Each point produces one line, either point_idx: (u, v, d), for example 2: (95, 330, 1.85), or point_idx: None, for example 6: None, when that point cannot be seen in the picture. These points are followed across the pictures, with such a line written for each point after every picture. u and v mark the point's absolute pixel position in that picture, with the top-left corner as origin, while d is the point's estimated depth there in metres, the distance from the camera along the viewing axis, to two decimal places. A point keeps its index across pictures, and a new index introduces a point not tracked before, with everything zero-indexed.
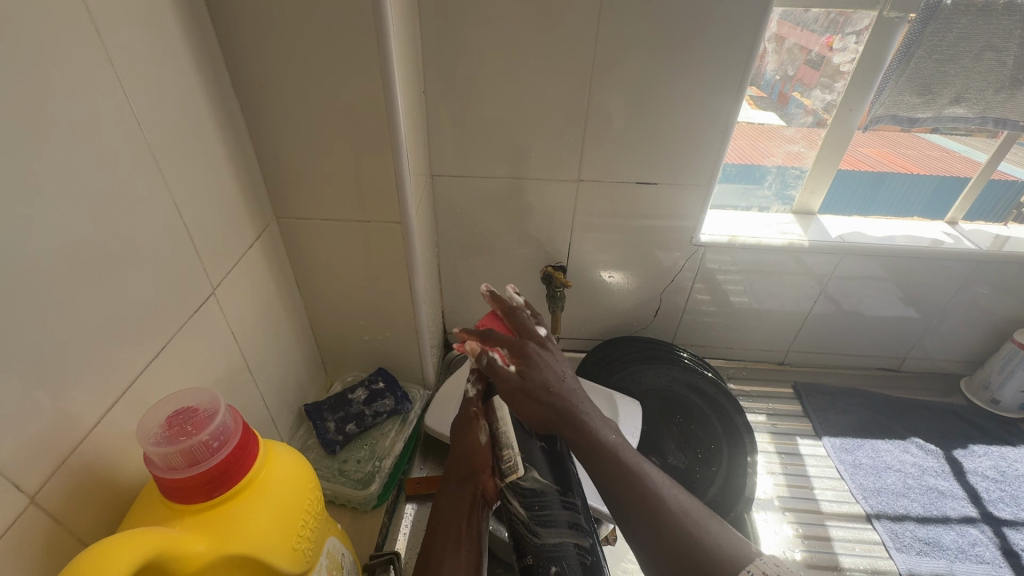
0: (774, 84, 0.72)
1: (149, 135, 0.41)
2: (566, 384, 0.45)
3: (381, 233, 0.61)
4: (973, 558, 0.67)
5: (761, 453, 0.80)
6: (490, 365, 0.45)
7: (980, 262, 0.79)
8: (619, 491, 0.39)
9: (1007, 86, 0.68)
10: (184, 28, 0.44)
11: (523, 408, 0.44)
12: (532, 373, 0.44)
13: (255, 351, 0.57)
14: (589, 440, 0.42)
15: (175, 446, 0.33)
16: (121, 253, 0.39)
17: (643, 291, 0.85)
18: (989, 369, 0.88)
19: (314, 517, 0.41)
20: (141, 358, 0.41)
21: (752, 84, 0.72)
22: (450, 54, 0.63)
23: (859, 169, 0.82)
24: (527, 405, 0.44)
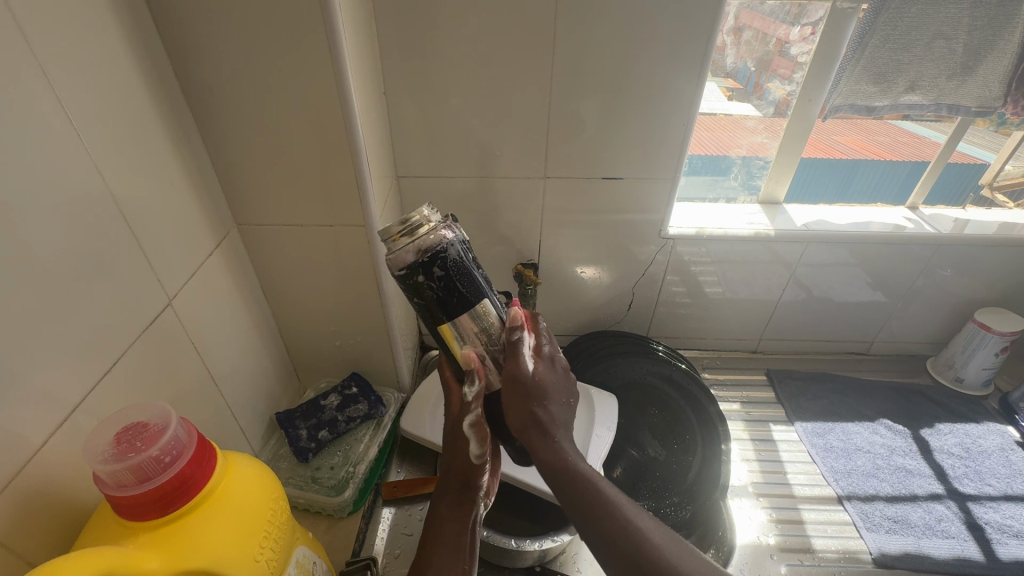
0: (750, 75, 0.73)
1: (91, 147, 0.39)
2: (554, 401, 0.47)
3: (345, 237, 0.60)
4: (940, 533, 0.69)
5: (735, 441, 0.82)
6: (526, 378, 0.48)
7: (939, 245, 0.81)
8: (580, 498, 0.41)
9: (959, 73, 0.69)
10: (125, 32, 0.43)
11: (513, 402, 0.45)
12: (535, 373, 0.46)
13: (219, 361, 0.56)
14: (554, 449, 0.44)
15: (124, 463, 0.33)
16: (65, 270, 0.37)
17: (615, 285, 0.86)
18: (953, 349, 0.90)
19: (279, 527, 0.41)
20: (91, 375, 0.40)
21: (728, 77, 0.73)
22: (410, 54, 0.62)
23: (833, 157, 0.84)
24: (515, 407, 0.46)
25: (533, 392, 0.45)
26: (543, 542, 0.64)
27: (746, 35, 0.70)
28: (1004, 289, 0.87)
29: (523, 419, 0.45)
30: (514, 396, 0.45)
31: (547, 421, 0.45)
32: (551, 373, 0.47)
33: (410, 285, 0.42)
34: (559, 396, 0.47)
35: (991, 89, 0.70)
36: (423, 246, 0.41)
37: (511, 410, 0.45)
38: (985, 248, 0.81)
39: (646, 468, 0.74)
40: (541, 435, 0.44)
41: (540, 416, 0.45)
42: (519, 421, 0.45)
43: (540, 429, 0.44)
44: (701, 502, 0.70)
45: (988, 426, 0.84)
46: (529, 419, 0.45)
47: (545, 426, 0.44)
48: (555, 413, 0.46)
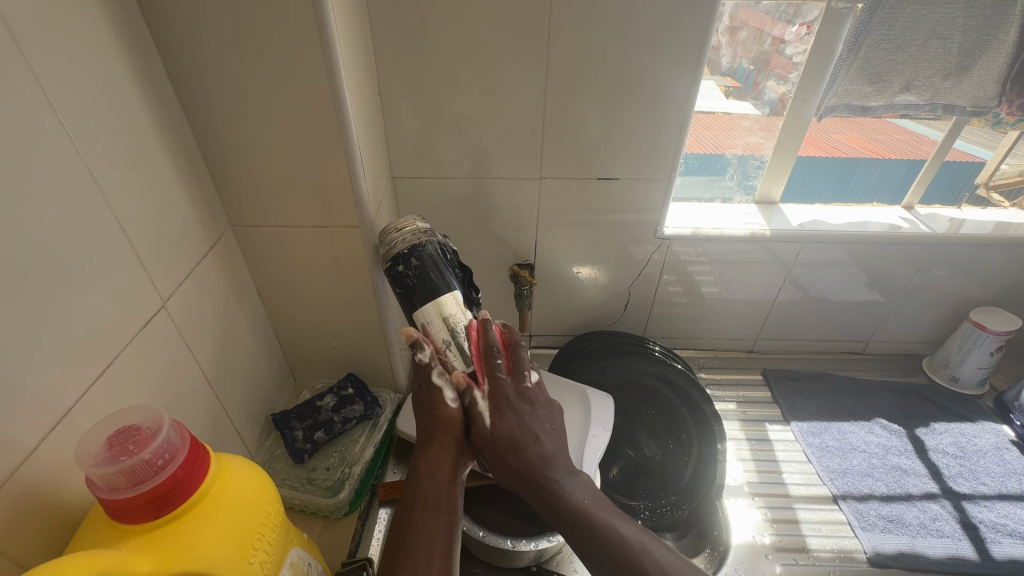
0: (748, 75, 0.73)
1: (83, 149, 0.39)
2: (542, 453, 0.46)
3: (340, 238, 0.60)
4: (934, 532, 0.69)
5: (731, 441, 0.82)
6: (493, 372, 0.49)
7: (935, 245, 0.81)
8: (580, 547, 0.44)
9: (954, 73, 0.69)
10: (117, 34, 0.42)
11: (494, 463, 0.47)
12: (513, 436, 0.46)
13: (214, 363, 0.56)
14: (548, 503, 0.45)
15: (116, 466, 0.33)
16: (58, 272, 0.37)
17: (611, 285, 0.86)
18: (949, 349, 0.90)
19: (273, 529, 0.41)
20: (84, 377, 0.40)
21: (727, 75, 0.73)
22: (405, 55, 0.62)
23: (831, 156, 0.84)
24: (497, 465, 0.47)
25: (507, 444, 0.46)
26: (538, 542, 0.64)
27: (743, 34, 0.70)
28: (1000, 289, 0.87)
29: (510, 472, 0.46)
30: (493, 455, 0.47)
31: (533, 465, 0.46)
32: (520, 415, 0.48)
33: (398, 279, 0.57)
34: (535, 435, 0.47)
35: (987, 89, 0.70)
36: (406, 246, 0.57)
37: (496, 465, 0.47)
38: (980, 247, 0.81)
39: (642, 467, 0.75)
40: (531, 483, 0.46)
41: (523, 465, 0.46)
42: (507, 476, 0.47)
43: (526, 481, 0.46)
44: (697, 502, 0.71)
45: (983, 425, 0.84)
46: (515, 473, 0.46)
47: (530, 474, 0.46)
48: (535, 454, 0.46)
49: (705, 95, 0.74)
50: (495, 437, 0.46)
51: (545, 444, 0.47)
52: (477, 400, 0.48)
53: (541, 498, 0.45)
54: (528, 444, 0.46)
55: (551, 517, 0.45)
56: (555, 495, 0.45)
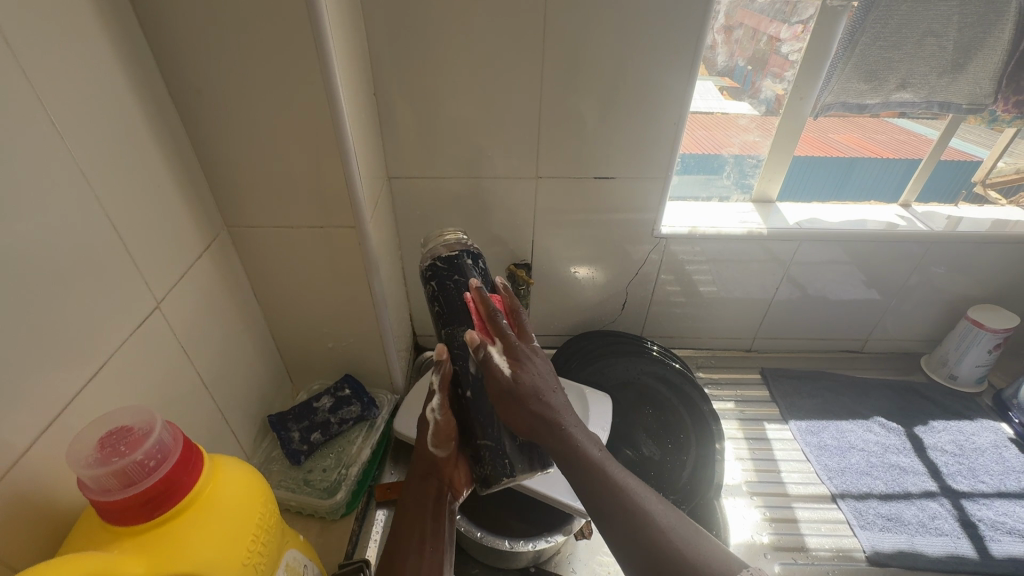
0: (746, 75, 0.74)
1: (75, 150, 0.39)
2: (555, 396, 0.46)
3: (336, 238, 0.60)
4: (933, 531, 0.69)
5: (730, 440, 0.82)
6: (486, 361, 0.46)
7: (932, 243, 0.81)
8: (597, 490, 0.43)
9: (950, 70, 0.69)
10: (109, 35, 0.42)
11: (509, 410, 0.46)
12: (522, 376, 0.45)
13: (210, 365, 0.56)
14: (568, 448, 0.44)
15: (108, 467, 0.32)
16: (49, 274, 0.37)
17: (609, 284, 0.86)
18: (947, 347, 0.90)
19: (268, 530, 0.40)
20: (78, 379, 0.40)
21: (724, 75, 0.74)
22: (400, 55, 0.62)
23: (829, 155, 0.84)
24: (512, 409, 0.46)
25: (528, 391, 0.45)
26: (537, 543, 0.63)
27: (738, 33, 0.70)
28: (998, 286, 0.87)
29: (526, 420, 0.45)
30: (509, 403, 0.45)
31: (550, 413, 0.45)
32: (540, 365, 0.47)
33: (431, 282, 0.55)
34: (551, 387, 0.47)
35: (982, 86, 0.70)
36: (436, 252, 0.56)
37: (512, 412, 0.46)
38: (977, 245, 0.81)
39: (639, 467, 0.74)
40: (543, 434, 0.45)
41: (539, 415, 0.45)
42: (525, 423, 0.45)
43: (546, 424, 0.45)
44: (694, 503, 0.71)
45: (982, 423, 0.84)
46: (532, 419, 0.45)
47: (548, 421, 0.45)
48: (553, 403, 0.46)
49: (704, 94, 0.74)
50: (515, 383, 0.45)
51: (558, 395, 0.47)
52: (491, 358, 0.46)
53: (551, 445, 0.45)
54: (545, 393, 0.46)
55: (567, 460, 0.44)
56: (568, 443, 0.44)
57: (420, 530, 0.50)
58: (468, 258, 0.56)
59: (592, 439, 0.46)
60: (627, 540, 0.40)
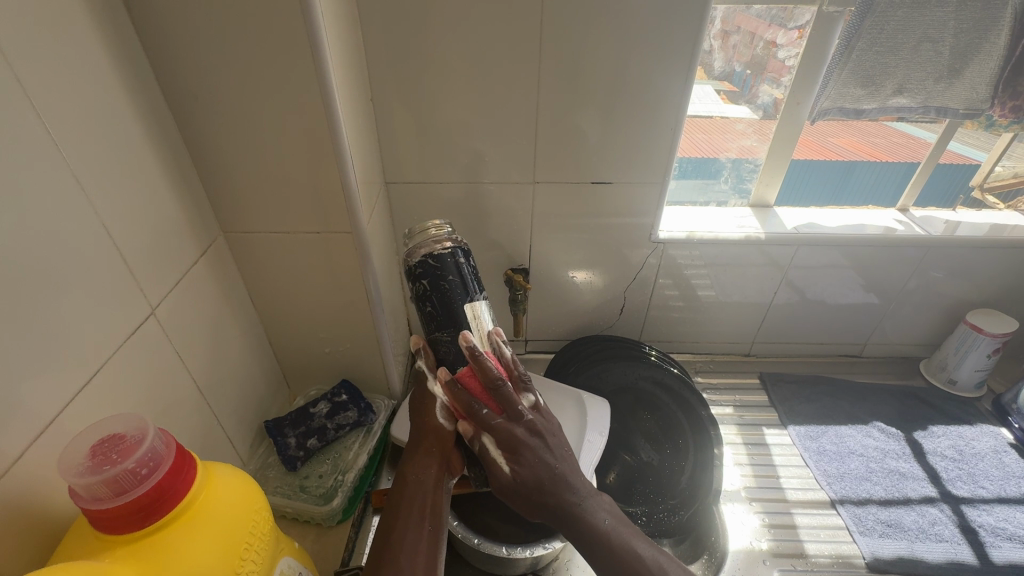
0: (745, 78, 0.74)
1: (70, 156, 0.39)
2: (559, 476, 0.46)
3: (332, 244, 0.60)
4: (933, 537, 0.68)
5: (728, 445, 0.81)
6: (482, 452, 0.47)
7: (930, 247, 0.81)
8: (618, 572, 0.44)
9: (946, 76, 0.69)
10: (105, 41, 0.42)
11: (519, 502, 0.46)
12: (524, 474, 0.45)
13: (205, 370, 0.56)
14: (581, 533, 0.45)
15: (99, 476, 0.32)
16: (42, 279, 0.37)
17: (607, 289, 0.86)
18: (945, 351, 0.90)
19: (262, 538, 0.40)
20: (71, 383, 0.39)
21: (723, 80, 0.74)
22: (397, 60, 0.62)
23: (829, 159, 0.84)
24: (523, 504, 0.46)
25: (528, 485, 0.45)
26: (533, 550, 0.62)
27: (736, 38, 0.70)
28: (996, 290, 0.86)
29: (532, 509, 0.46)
30: (517, 499, 0.46)
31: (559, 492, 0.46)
32: (538, 449, 0.46)
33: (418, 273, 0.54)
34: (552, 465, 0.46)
35: (978, 91, 0.70)
36: (428, 250, 0.54)
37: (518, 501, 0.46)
38: (975, 249, 0.81)
39: (641, 474, 0.74)
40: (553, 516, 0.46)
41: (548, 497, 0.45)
42: (535, 511, 0.46)
43: (557, 515, 0.46)
44: (694, 508, 0.71)
45: (981, 428, 0.84)
46: (539, 507, 0.46)
47: (557, 509, 0.45)
48: (559, 484, 0.46)
49: (703, 99, 0.74)
50: (516, 481, 0.45)
51: (567, 466, 0.47)
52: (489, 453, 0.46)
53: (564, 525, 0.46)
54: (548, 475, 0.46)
55: (584, 544, 0.45)
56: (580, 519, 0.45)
57: (419, 505, 0.47)
58: (461, 256, 0.55)
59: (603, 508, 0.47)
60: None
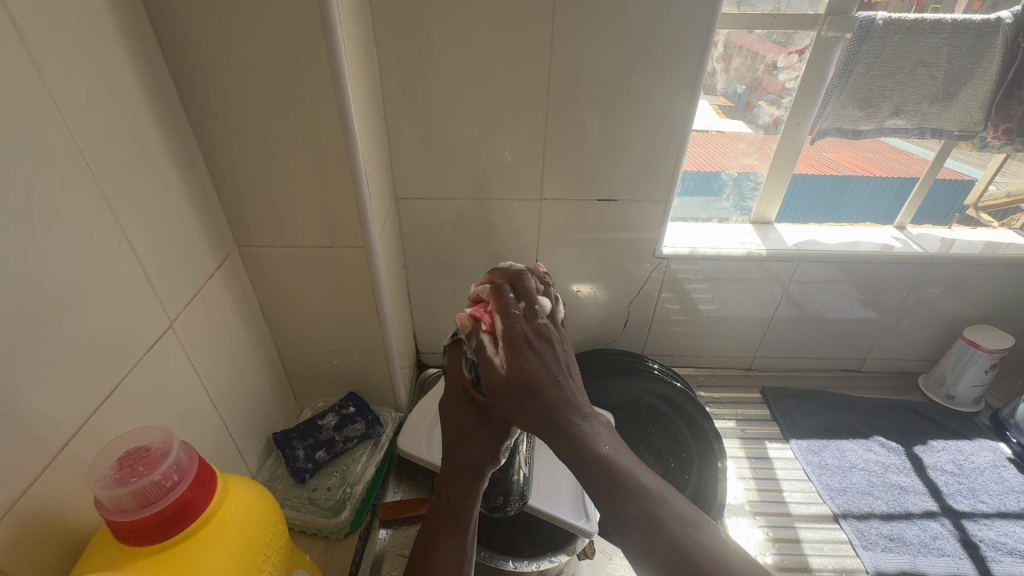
0: (741, 94, 0.75)
1: (96, 172, 0.40)
2: (559, 390, 0.42)
3: (344, 258, 0.61)
4: (935, 551, 0.69)
5: (731, 458, 0.82)
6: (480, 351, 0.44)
7: (927, 265, 0.83)
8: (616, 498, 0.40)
9: (941, 99, 0.71)
10: (132, 62, 0.44)
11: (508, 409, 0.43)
12: (522, 365, 0.42)
13: (217, 382, 0.56)
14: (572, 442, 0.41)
15: (126, 487, 0.33)
16: (69, 294, 0.38)
17: (611, 303, 0.87)
18: (943, 366, 0.91)
19: (277, 551, 0.41)
20: (95, 395, 0.40)
21: (716, 95, 0.74)
22: (410, 79, 0.64)
23: (823, 172, 0.85)
24: (511, 408, 0.42)
25: (522, 387, 0.42)
26: (540, 563, 0.63)
27: (737, 60, 0.72)
28: (991, 306, 0.88)
29: (526, 417, 0.42)
30: (507, 402, 0.42)
31: (566, 405, 0.42)
32: (545, 353, 0.43)
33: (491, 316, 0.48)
34: (569, 372, 0.44)
35: (972, 114, 0.72)
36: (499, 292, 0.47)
37: (519, 395, 0.42)
38: (970, 266, 0.83)
39: None
40: (551, 426, 0.41)
41: (553, 402, 0.42)
42: (525, 419, 0.42)
43: (546, 422, 0.41)
44: None
45: (980, 442, 0.84)
46: (533, 415, 0.42)
47: (551, 416, 0.41)
48: (556, 397, 0.42)
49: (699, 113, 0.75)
50: (508, 378, 0.42)
51: (570, 386, 0.43)
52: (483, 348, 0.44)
53: (565, 438, 0.41)
54: (544, 383, 0.42)
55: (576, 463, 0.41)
56: (583, 443, 0.41)
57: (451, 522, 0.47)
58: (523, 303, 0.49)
59: (605, 434, 0.43)
60: (659, 548, 0.37)
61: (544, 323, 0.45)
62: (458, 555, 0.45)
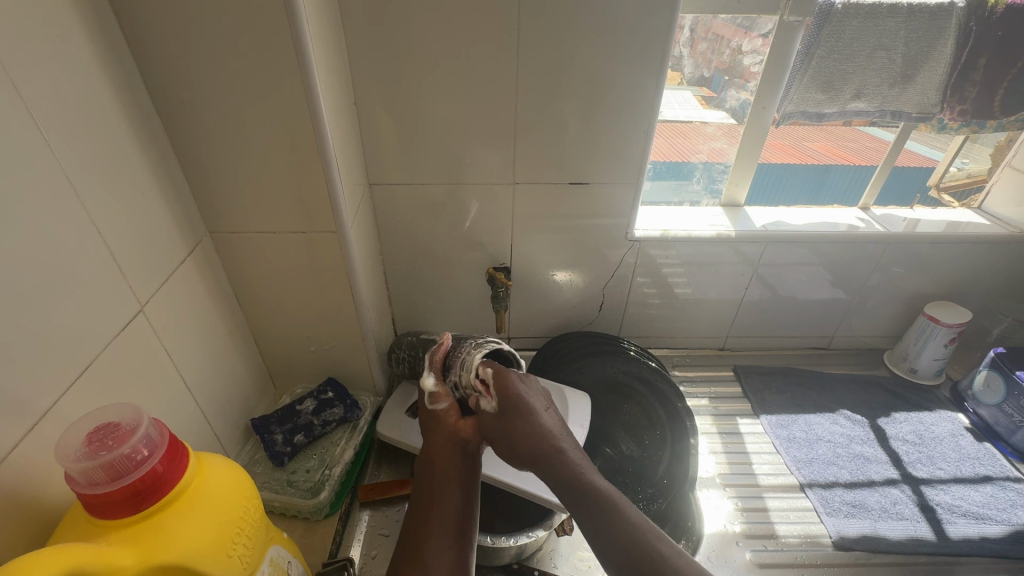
0: (725, 83, 0.78)
1: (61, 157, 0.40)
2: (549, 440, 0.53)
3: (317, 243, 0.62)
4: (894, 515, 0.72)
5: (704, 435, 0.84)
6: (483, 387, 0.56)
7: (890, 243, 0.86)
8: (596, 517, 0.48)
9: (900, 82, 0.73)
10: (94, 45, 0.44)
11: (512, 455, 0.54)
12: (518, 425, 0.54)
13: (192, 367, 0.57)
14: (563, 476, 0.52)
15: (96, 461, 0.33)
16: (35, 276, 0.38)
17: (586, 287, 0.89)
18: (907, 342, 0.94)
19: (252, 524, 0.42)
20: (63, 378, 0.41)
21: (702, 85, 0.78)
22: (380, 65, 0.64)
23: (805, 161, 0.90)
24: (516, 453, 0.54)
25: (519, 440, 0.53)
26: (518, 538, 0.65)
27: (705, 45, 0.74)
28: (950, 283, 0.91)
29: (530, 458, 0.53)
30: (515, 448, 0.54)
31: (573, 471, 0.52)
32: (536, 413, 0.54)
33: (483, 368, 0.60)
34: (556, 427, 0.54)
35: (929, 96, 0.75)
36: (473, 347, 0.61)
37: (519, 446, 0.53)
38: (931, 245, 0.86)
39: (622, 466, 0.76)
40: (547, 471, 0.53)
41: (565, 469, 0.52)
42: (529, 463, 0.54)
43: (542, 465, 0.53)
44: (672, 497, 0.73)
45: (940, 413, 0.88)
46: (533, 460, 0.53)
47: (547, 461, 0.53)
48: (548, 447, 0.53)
49: (683, 104, 0.78)
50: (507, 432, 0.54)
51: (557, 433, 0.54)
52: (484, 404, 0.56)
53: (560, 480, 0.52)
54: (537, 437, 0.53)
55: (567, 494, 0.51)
56: (595, 503, 0.49)
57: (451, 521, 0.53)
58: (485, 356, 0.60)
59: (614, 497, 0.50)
60: (623, 559, 0.45)
61: (531, 392, 0.56)
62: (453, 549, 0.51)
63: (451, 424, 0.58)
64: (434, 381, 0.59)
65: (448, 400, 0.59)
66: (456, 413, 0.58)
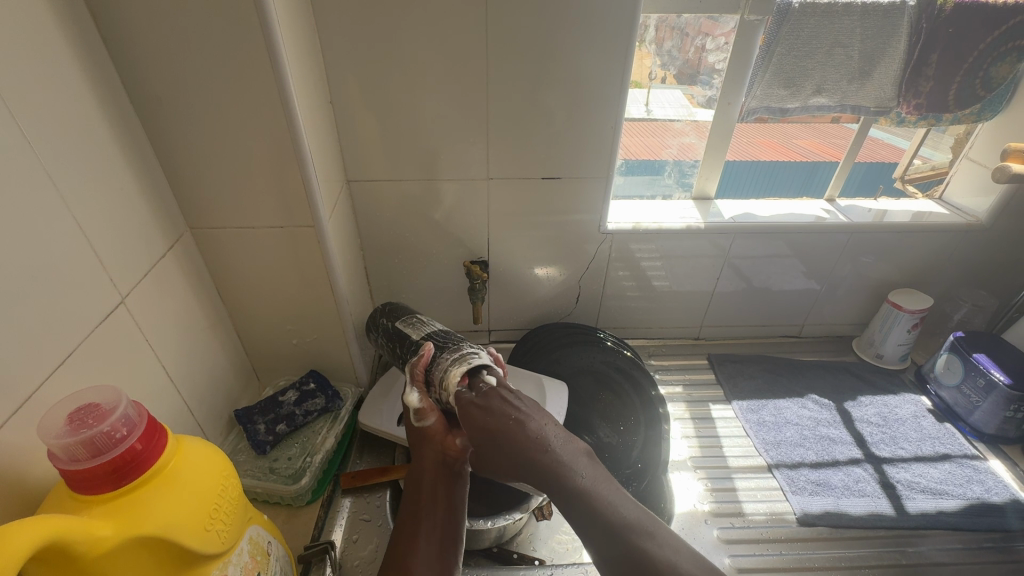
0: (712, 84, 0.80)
1: (43, 155, 0.42)
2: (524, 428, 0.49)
3: (295, 237, 0.64)
4: (856, 493, 0.75)
5: (677, 420, 0.87)
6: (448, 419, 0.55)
7: (854, 232, 0.89)
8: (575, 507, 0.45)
9: (859, 77, 0.76)
10: (73, 47, 0.45)
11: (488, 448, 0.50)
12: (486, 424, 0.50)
13: (174, 358, 0.59)
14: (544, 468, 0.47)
15: (77, 438, 0.36)
16: (17, 266, 0.40)
17: (562, 280, 0.91)
18: (873, 329, 0.98)
19: (230, 502, 0.44)
20: (45, 365, 0.42)
21: (693, 87, 0.81)
22: (355, 65, 0.66)
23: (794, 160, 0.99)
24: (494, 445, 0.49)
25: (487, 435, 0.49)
26: (496, 520, 0.67)
27: (670, 43, 0.77)
28: (913, 271, 0.95)
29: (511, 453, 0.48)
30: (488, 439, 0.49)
31: (536, 454, 0.47)
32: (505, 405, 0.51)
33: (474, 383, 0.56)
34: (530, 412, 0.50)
35: (886, 91, 0.78)
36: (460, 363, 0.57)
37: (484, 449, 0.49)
38: (892, 234, 0.89)
39: (600, 450, 0.79)
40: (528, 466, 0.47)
41: (522, 445, 0.48)
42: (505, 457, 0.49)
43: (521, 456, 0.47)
44: (646, 480, 0.76)
45: (904, 396, 0.91)
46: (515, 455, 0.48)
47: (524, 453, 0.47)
48: (525, 433, 0.48)
49: (672, 103, 0.82)
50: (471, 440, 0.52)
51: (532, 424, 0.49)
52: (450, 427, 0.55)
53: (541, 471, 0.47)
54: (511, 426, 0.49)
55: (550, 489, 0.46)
56: (563, 475, 0.46)
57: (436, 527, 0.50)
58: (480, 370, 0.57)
59: (586, 465, 0.47)
60: (602, 545, 0.43)
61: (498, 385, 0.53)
62: (436, 554, 0.49)
63: (438, 441, 0.54)
64: (419, 397, 0.56)
65: (437, 414, 0.55)
66: (444, 429, 0.55)
